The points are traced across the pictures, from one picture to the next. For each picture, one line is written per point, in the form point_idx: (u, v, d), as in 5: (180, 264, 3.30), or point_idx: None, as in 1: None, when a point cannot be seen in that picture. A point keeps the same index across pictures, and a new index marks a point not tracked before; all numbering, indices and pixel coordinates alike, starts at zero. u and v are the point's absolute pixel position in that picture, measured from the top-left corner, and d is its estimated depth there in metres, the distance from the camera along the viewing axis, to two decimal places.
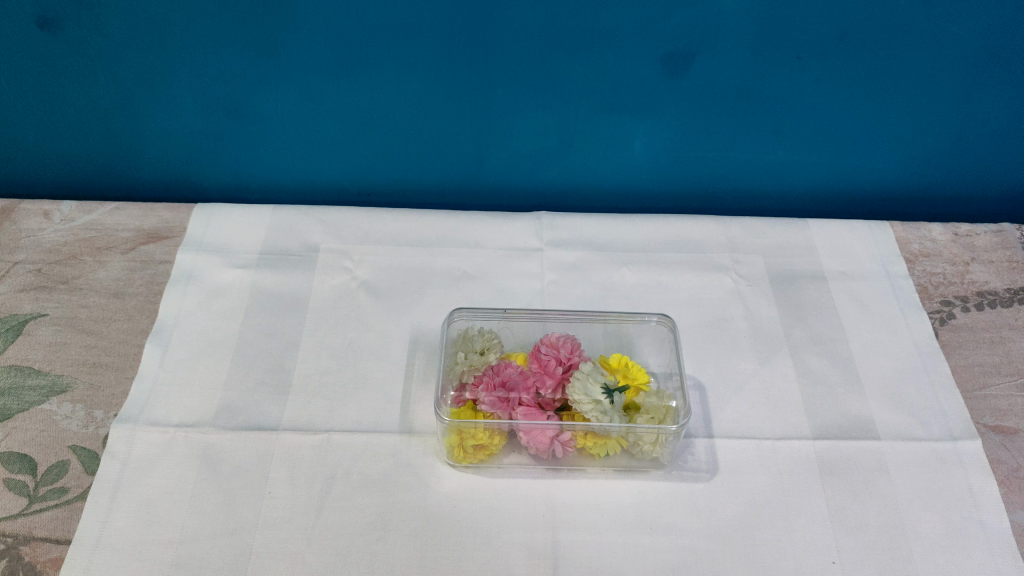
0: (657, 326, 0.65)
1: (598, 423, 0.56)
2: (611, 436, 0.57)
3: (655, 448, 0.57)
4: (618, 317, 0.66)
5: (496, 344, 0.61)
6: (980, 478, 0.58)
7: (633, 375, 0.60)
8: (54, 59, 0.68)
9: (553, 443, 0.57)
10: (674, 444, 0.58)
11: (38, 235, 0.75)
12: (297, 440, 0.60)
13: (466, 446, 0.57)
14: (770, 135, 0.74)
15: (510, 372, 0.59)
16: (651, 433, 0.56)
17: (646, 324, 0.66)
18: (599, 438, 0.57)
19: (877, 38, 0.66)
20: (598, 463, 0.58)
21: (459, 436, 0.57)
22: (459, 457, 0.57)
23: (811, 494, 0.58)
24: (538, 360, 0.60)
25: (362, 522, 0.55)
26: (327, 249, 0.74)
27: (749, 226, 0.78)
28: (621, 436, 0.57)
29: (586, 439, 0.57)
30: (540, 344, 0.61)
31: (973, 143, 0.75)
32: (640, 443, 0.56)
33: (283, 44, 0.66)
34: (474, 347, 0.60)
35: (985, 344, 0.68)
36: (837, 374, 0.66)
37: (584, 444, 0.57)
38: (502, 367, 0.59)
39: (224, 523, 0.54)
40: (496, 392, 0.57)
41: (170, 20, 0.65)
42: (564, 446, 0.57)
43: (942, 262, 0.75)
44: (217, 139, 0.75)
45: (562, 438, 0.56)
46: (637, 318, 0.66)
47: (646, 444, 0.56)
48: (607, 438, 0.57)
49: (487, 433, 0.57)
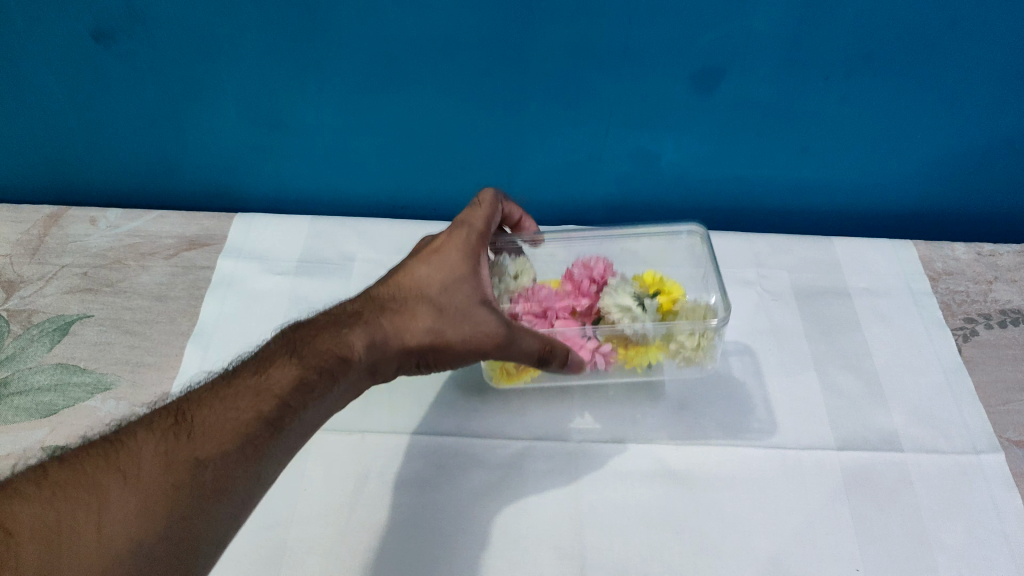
0: (688, 240, 0.70)
1: (636, 335, 0.59)
2: (650, 341, 0.60)
3: (698, 352, 0.60)
4: (649, 231, 0.70)
5: (528, 267, 0.65)
6: (1003, 491, 0.59)
7: (667, 288, 0.62)
8: (104, 69, 0.71)
9: (595, 358, 0.60)
10: (714, 344, 0.60)
11: (85, 241, 0.78)
12: (332, 440, 0.62)
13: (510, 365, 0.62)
14: (797, 153, 0.76)
15: (545, 291, 0.62)
16: (691, 337, 0.59)
17: (677, 239, 0.70)
18: (640, 349, 0.60)
19: (905, 60, 0.67)
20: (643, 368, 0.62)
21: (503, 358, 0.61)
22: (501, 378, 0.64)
23: (836, 503, 0.58)
24: (571, 280, 0.63)
25: (394, 519, 0.57)
26: (362, 259, 0.76)
27: (775, 243, 0.79)
28: (661, 342, 0.60)
29: (627, 349, 0.60)
30: (573, 267, 0.65)
31: (998, 163, 0.76)
32: (681, 347, 0.59)
33: (325, 59, 0.69)
34: (508, 272, 0.64)
35: (1008, 361, 0.68)
36: (861, 387, 0.67)
37: (627, 358, 0.61)
38: (537, 288, 0.62)
39: (260, 517, 0.57)
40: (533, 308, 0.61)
41: (219, 34, 0.67)
42: (606, 358, 0.60)
43: (965, 280, 0.76)
44: (259, 150, 0.78)
45: (601, 351, 0.59)
46: (668, 233, 0.70)
47: (687, 345, 0.59)
48: (648, 344, 0.60)
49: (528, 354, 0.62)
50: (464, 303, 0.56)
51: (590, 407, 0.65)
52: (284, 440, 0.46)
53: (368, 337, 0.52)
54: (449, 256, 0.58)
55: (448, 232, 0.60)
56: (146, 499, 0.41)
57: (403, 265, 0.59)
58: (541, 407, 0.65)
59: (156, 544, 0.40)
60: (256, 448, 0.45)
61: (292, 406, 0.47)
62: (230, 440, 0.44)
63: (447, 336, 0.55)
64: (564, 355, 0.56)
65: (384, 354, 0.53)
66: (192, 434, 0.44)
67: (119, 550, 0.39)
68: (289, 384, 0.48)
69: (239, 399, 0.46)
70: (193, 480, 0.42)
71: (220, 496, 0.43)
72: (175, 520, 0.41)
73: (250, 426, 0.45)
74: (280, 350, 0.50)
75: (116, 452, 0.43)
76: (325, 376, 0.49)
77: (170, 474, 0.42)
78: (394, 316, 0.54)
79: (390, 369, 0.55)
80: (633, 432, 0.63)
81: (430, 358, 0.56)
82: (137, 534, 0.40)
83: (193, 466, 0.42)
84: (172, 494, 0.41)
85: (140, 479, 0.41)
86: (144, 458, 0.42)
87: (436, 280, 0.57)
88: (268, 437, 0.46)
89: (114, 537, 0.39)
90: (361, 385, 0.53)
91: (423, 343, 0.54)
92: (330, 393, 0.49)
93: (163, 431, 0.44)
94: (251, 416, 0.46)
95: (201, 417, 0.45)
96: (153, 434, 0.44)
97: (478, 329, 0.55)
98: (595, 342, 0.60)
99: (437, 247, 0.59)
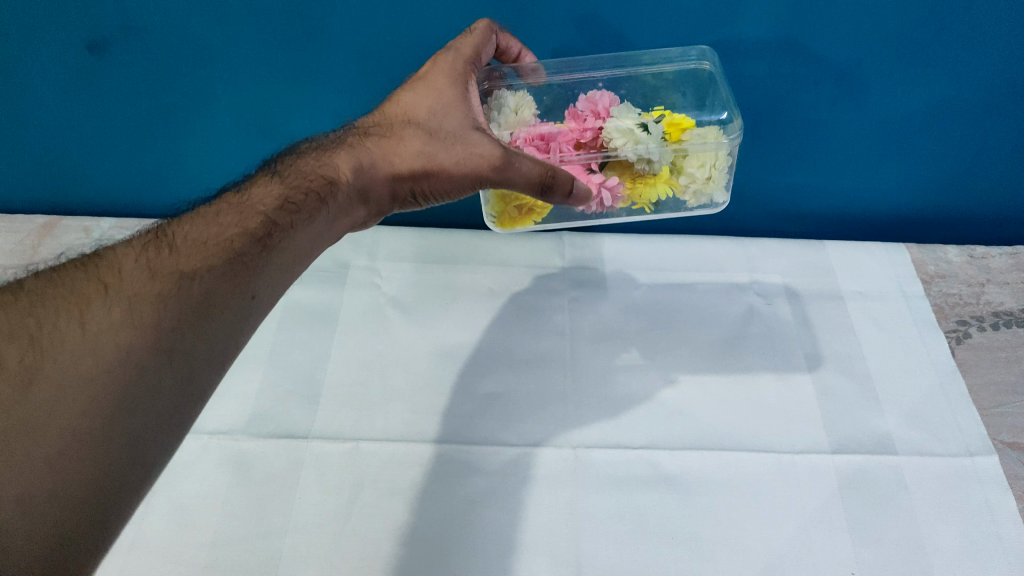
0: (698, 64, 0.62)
1: (643, 164, 0.57)
2: (658, 174, 0.57)
3: (708, 184, 0.58)
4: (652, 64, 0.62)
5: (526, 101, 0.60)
6: (997, 493, 0.59)
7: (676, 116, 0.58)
8: (97, 80, 0.70)
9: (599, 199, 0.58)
10: (725, 175, 0.58)
11: (78, 251, 0.78)
12: (327, 448, 0.62)
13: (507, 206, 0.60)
14: (789, 157, 0.76)
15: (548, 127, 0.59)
16: (701, 160, 0.56)
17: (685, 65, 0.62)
18: (647, 182, 0.58)
19: (895, 66, 0.66)
20: (651, 209, 0.60)
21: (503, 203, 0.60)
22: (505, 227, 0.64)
23: (830, 506, 0.59)
24: (575, 114, 0.59)
25: (390, 527, 0.58)
26: (357, 266, 0.76)
27: (768, 247, 0.79)
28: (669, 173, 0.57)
29: (635, 183, 0.58)
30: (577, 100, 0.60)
31: (989, 166, 0.76)
32: (687, 173, 0.57)
33: (317, 68, 0.69)
34: (507, 104, 0.59)
35: (1002, 363, 0.69)
36: (854, 390, 0.67)
37: (631, 195, 0.58)
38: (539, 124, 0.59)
39: (256, 526, 0.58)
40: (534, 146, 0.58)
41: (212, 44, 0.67)
42: (612, 194, 0.58)
43: (957, 283, 0.76)
44: (253, 157, 0.78)
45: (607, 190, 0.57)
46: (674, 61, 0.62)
47: (695, 170, 0.57)
48: (656, 177, 0.57)
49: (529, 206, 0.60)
50: (452, 126, 0.54)
51: (585, 410, 0.65)
52: (275, 254, 0.46)
53: (354, 160, 0.52)
54: (436, 82, 0.55)
55: (431, 60, 0.57)
56: (130, 305, 0.39)
57: (390, 95, 0.57)
58: (536, 412, 0.65)
59: (147, 355, 0.39)
60: (244, 262, 0.44)
61: (279, 223, 0.47)
62: (216, 255, 0.44)
63: (437, 159, 0.53)
64: (565, 182, 0.52)
65: (372, 179, 0.53)
66: (176, 248, 0.43)
67: (104, 355, 0.37)
68: (274, 203, 0.48)
69: (224, 218, 0.46)
70: (180, 288, 0.41)
71: (212, 310, 0.42)
72: (165, 330, 0.40)
73: (236, 240, 0.45)
74: (266, 176, 0.51)
75: (99, 264, 0.42)
76: (311, 199, 0.49)
77: (155, 282, 0.41)
78: (382, 142, 0.53)
79: (383, 195, 0.54)
80: (629, 436, 0.63)
81: (423, 187, 0.55)
82: (126, 343, 0.38)
83: (176, 278, 0.41)
84: (160, 304, 0.40)
85: (124, 288, 0.40)
86: (127, 269, 0.41)
87: (424, 106, 0.54)
88: (257, 252, 0.45)
89: (96, 342, 0.38)
90: (351, 212, 0.52)
91: (411, 168, 0.53)
92: (319, 215, 0.49)
93: (146, 246, 0.43)
94: (237, 232, 0.45)
95: (185, 233, 0.45)
96: (134, 249, 0.43)
97: (468, 152, 0.52)
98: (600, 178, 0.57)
99: (422, 74, 0.56)
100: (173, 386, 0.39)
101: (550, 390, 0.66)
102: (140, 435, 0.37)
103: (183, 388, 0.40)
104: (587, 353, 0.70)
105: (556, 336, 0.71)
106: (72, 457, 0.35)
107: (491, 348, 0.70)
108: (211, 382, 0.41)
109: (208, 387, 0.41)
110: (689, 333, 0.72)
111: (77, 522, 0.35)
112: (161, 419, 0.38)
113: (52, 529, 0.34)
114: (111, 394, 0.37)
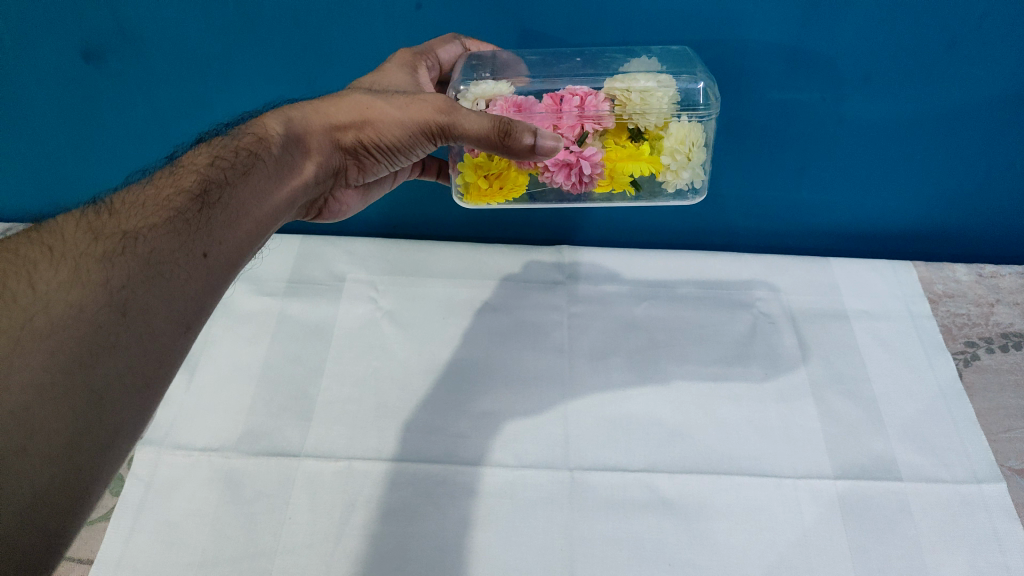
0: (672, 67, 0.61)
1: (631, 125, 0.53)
2: (639, 155, 0.52)
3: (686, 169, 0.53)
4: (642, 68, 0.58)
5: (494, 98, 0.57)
6: (1005, 523, 0.58)
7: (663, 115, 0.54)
8: (90, 87, 0.69)
9: (579, 176, 0.52)
10: (705, 160, 0.54)
11: None
12: (319, 467, 0.61)
13: (478, 183, 0.54)
14: (795, 171, 0.74)
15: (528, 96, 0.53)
16: (682, 138, 0.52)
17: None
18: (629, 157, 0.53)
19: (905, 80, 0.64)
20: (632, 194, 0.54)
21: (474, 176, 0.54)
22: (475, 200, 0.55)
23: (832, 533, 0.58)
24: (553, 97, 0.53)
25: (380, 550, 0.56)
26: (353, 279, 0.75)
27: (772, 265, 0.78)
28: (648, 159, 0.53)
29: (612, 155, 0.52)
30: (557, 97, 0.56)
31: (998, 184, 0.74)
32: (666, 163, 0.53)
33: (315, 77, 0.68)
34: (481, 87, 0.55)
35: (1010, 387, 0.67)
36: (860, 414, 0.65)
37: (614, 171, 0.53)
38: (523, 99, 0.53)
39: (244, 546, 0.56)
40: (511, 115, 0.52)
41: (208, 52, 0.66)
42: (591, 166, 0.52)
43: (966, 303, 0.74)
44: None
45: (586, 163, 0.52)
46: None
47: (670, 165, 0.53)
48: (636, 156, 0.52)
49: (499, 185, 0.53)
50: (394, 87, 0.52)
51: (584, 432, 0.64)
52: (218, 209, 0.43)
53: (285, 117, 0.49)
54: (384, 70, 0.56)
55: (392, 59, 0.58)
56: (76, 265, 0.36)
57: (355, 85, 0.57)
58: (533, 433, 0.64)
59: (100, 312, 0.35)
60: (188, 221, 0.41)
61: (217, 181, 0.43)
62: (159, 214, 0.40)
63: (379, 115, 0.50)
64: (523, 130, 0.48)
65: (309, 138, 0.50)
66: (117, 211, 0.40)
67: (56, 314, 0.34)
68: (206, 161, 0.45)
69: (163, 183, 0.43)
70: (124, 247, 0.38)
71: (163, 267, 0.38)
72: (115, 287, 0.36)
73: (174, 199, 0.41)
74: (203, 144, 0.47)
75: (40, 230, 0.39)
76: (242, 153, 0.46)
77: (99, 243, 0.37)
78: (317, 103, 0.51)
79: (323, 159, 0.50)
80: (628, 458, 0.62)
81: (371, 142, 0.51)
82: (77, 301, 0.35)
83: (119, 238, 0.38)
84: (106, 262, 0.37)
85: (69, 251, 0.37)
86: (69, 234, 0.38)
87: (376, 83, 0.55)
88: (199, 211, 0.42)
89: (48, 302, 0.34)
90: (295, 166, 0.48)
91: (351, 117, 0.50)
92: (257, 167, 0.45)
93: (85, 212, 0.40)
94: (174, 191, 0.42)
95: (122, 198, 0.41)
96: (74, 216, 0.39)
97: (413, 101, 0.50)
98: (578, 149, 0.52)
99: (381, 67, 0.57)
100: (133, 348, 0.36)
101: (546, 410, 0.65)
102: (107, 393, 0.34)
103: (146, 348, 0.36)
104: (585, 371, 0.68)
105: (554, 354, 0.70)
106: (39, 416, 0.32)
107: (488, 365, 0.69)
108: (177, 348, 0.38)
109: (175, 351, 0.38)
110: (689, 351, 0.70)
111: (50, 483, 0.32)
112: (125, 378, 0.35)
113: (24, 491, 0.31)
114: (70, 351, 0.34)
